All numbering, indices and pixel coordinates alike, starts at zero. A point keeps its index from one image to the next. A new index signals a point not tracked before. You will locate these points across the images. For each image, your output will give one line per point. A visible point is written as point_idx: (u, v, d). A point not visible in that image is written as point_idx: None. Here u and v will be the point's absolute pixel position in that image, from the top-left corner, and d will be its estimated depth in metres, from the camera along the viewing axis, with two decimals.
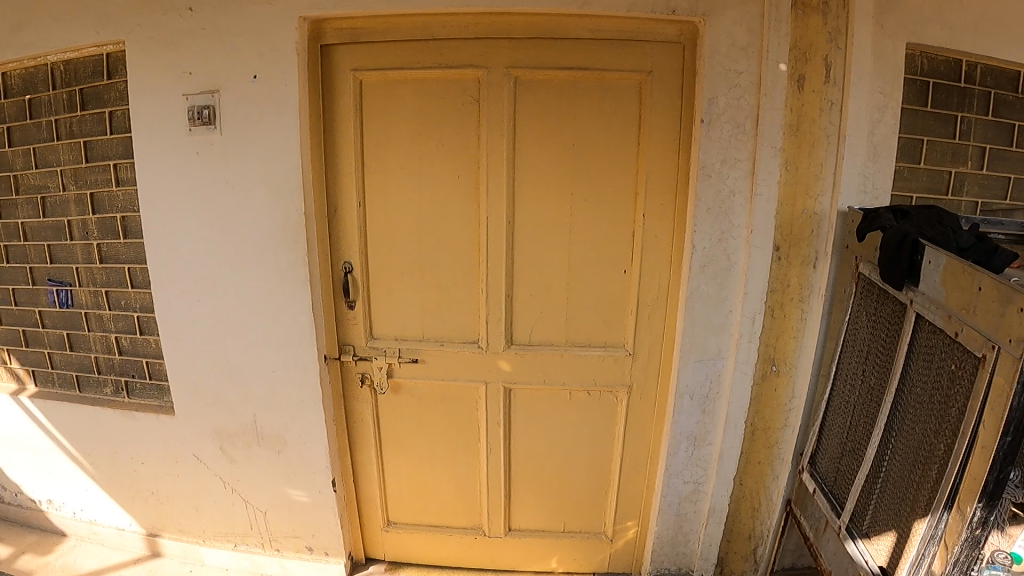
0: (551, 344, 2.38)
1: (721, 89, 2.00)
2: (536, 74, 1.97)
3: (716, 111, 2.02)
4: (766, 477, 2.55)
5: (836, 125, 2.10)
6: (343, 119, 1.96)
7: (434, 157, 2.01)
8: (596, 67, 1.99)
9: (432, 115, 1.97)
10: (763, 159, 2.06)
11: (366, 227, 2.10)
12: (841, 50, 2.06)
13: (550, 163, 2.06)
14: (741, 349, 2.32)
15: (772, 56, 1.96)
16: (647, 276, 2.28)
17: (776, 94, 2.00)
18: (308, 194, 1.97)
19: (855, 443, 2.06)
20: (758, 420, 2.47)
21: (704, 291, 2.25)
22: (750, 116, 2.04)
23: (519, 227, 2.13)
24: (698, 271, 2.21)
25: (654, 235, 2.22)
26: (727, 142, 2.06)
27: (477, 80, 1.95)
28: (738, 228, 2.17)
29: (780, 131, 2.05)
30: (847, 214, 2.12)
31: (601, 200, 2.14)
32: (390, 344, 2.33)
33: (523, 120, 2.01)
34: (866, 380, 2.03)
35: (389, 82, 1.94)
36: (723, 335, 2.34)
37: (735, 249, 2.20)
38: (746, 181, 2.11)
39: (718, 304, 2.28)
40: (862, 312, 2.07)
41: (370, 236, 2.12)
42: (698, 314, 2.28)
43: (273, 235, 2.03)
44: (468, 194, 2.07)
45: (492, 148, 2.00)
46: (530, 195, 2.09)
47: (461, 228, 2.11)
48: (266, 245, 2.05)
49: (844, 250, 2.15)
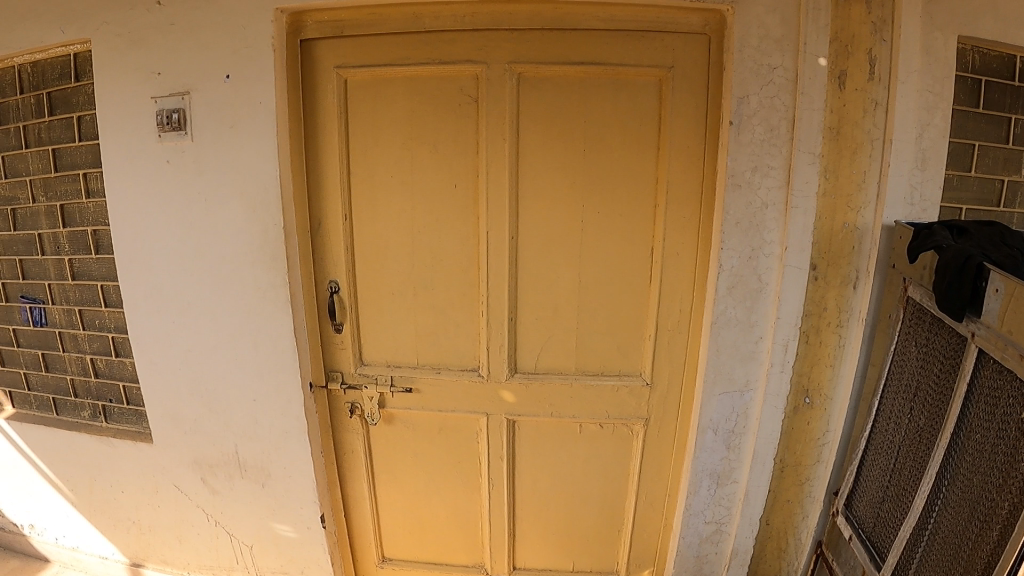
0: (560, 372, 2.14)
1: (752, 87, 1.76)
2: (543, 71, 1.74)
3: (747, 112, 1.77)
4: (794, 516, 2.28)
5: (882, 127, 1.82)
6: (328, 124, 1.75)
7: (429, 165, 1.79)
8: (609, 62, 1.76)
9: (426, 118, 1.75)
10: (800, 167, 1.81)
11: (353, 243, 1.89)
12: (886, 43, 1.78)
13: (559, 172, 1.83)
14: (772, 380, 2.06)
15: (810, 49, 1.72)
16: (666, 297, 2.05)
17: (815, 93, 1.76)
18: (289, 208, 1.76)
19: (898, 491, 1.78)
20: (788, 456, 2.20)
21: (732, 315, 2.00)
22: (786, 118, 1.79)
23: (524, 245, 1.90)
24: (725, 294, 1.97)
25: (676, 252, 1.98)
26: (759, 147, 1.81)
27: (475, 78, 1.73)
28: (772, 245, 1.92)
29: (821, 134, 1.81)
30: (894, 229, 1.84)
31: (616, 213, 1.90)
32: (381, 371, 2.11)
33: (527, 123, 1.78)
34: (913, 420, 1.74)
35: (377, 81, 1.72)
36: (753, 364, 2.07)
37: (767, 269, 1.95)
38: (781, 192, 1.85)
39: (747, 330, 2.03)
40: (910, 342, 1.79)
41: (358, 253, 1.90)
42: (725, 340, 2.04)
43: (251, 254, 1.83)
44: (468, 208, 1.84)
45: (493, 155, 1.78)
46: (536, 208, 1.86)
47: (460, 245, 1.88)
48: (244, 264, 1.85)
49: (890, 270, 1.87)
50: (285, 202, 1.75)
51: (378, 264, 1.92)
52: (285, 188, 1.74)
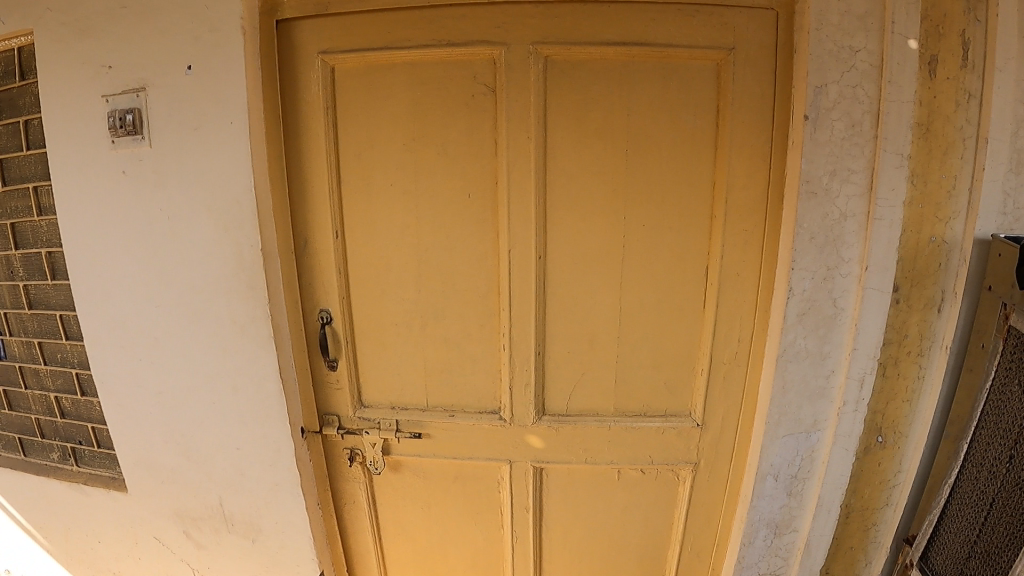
0: (596, 414, 1.81)
1: (833, 74, 1.41)
2: (576, 54, 1.37)
3: (826, 104, 1.42)
4: (856, 566, 1.86)
5: (977, 124, 1.40)
6: (313, 124, 1.41)
7: (439, 171, 1.43)
8: (658, 42, 1.40)
9: (432, 113, 1.40)
10: (887, 171, 1.43)
11: (348, 266, 1.55)
12: (982, 25, 1.36)
13: (593, 177, 1.46)
14: (844, 420, 1.68)
15: (900, 29, 1.37)
16: (723, 324, 1.72)
17: (906, 82, 1.39)
18: (268, 226, 1.44)
19: (992, 552, 1.36)
20: (854, 501, 1.78)
21: (802, 347, 1.64)
22: (870, 112, 1.42)
23: (554, 266, 1.54)
24: (795, 323, 1.61)
25: (735, 272, 1.65)
26: (840, 146, 1.45)
27: (492, 61, 1.37)
28: (850, 263, 1.54)
29: (912, 131, 1.42)
30: (990, 244, 1.40)
31: (665, 228, 1.56)
32: (385, 414, 1.78)
33: (558, 119, 1.42)
34: (1012, 471, 1.30)
35: (371, 70, 1.39)
36: (823, 402, 1.70)
37: (843, 292, 1.57)
38: (864, 201, 1.48)
39: (818, 362, 1.65)
40: (1013, 378, 1.33)
41: (353, 278, 1.56)
42: (793, 377, 1.67)
43: (225, 281, 1.52)
44: (486, 224, 1.48)
45: (516, 159, 1.41)
46: (568, 221, 1.50)
47: (476, 268, 1.52)
48: (217, 293, 1.54)
49: (984, 291, 1.42)
50: (263, 219, 1.43)
51: (379, 290, 1.57)
52: (265, 203, 1.42)
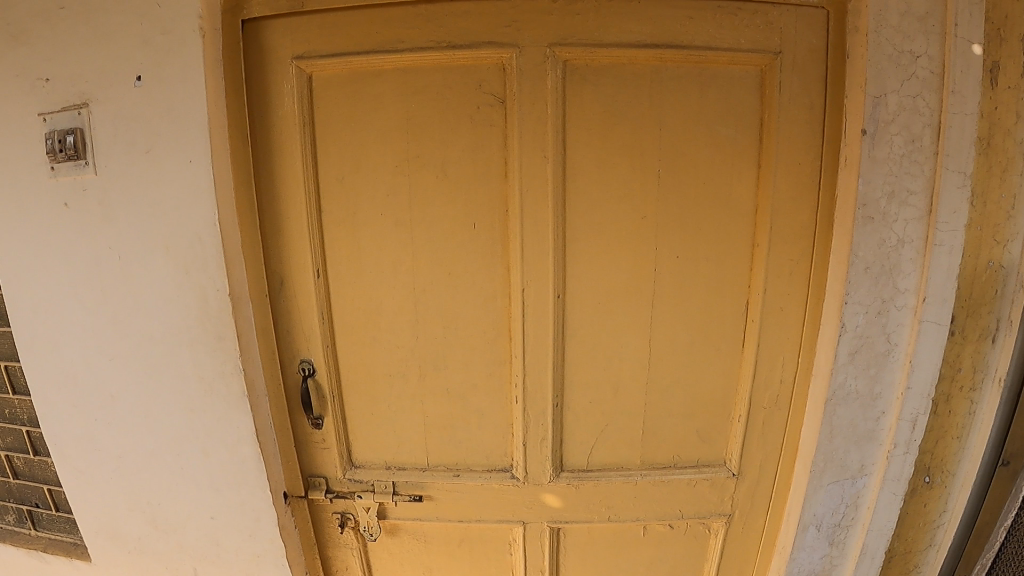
0: (621, 468, 1.56)
1: (892, 82, 1.20)
2: (598, 61, 1.17)
3: (885, 117, 1.21)
4: None
5: None
6: (287, 143, 1.17)
7: (438, 198, 1.19)
8: (695, 44, 1.19)
9: (426, 129, 1.16)
10: (948, 191, 1.23)
11: (331, 309, 1.31)
12: None
13: (618, 202, 1.24)
14: (894, 464, 1.46)
15: (963, 32, 1.17)
16: (764, 365, 1.48)
17: (971, 91, 1.19)
18: (237, 266, 1.20)
19: None
20: (896, 546, 1.57)
21: (852, 389, 1.40)
22: (931, 124, 1.22)
23: (575, 305, 1.30)
24: (845, 362, 1.38)
25: (778, 306, 1.41)
26: (898, 164, 1.24)
27: (501, 67, 1.14)
28: (906, 294, 1.32)
29: (974, 146, 1.22)
30: None
31: (701, 259, 1.33)
32: (380, 475, 1.53)
33: (579, 135, 1.19)
34: None
35: (356, 78, 1.14)
36: (871, 446, 1.47)
37: (897, 327, 1.35)
38: (922, 225, 1.27)
39: (868, 405, 1.42)
40: None
41: (338, 323, 1.32)
42: (839, 421, 1.44)
43: (188, 331, 1.28)
44: (494, 260, 1.23)
45: (532, 182, 1.18)
46: (591, 253, 1.26)
47: (483, 310, 1.28)
48: (180, 345, 1.31)
49: None
50: (229, 259, 1.19)
51: (369, 336, 1.32)
52: (233, 241, 1.18)
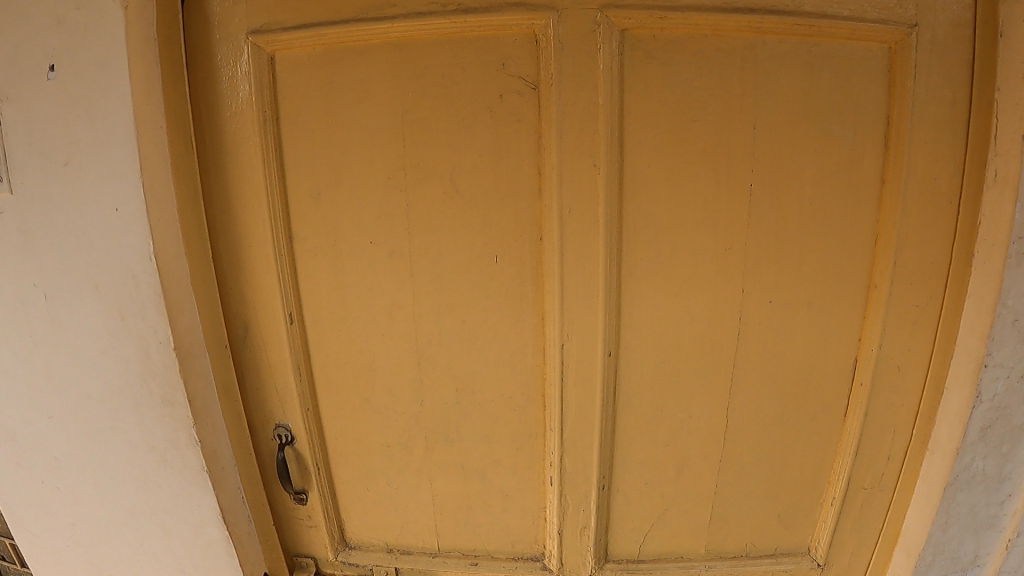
0: (680, 555, 1.15)
1: None
2: (665, 34, 0.85)
3: None
4: None
5: None
6: (243, 149, 0.88)
7: (447, 220, 0.87)
8: (802, 9, 0.85)
9: (429, 126, 0.84)
10: None
11: (310, 364, 0.98)
12: None
13: (692, 226, 0.91)
14: (1013, 555, 1.09)
15: None
16: (868, 439, 1.07)
17: None
18: (184, 309, 0.91)
19: None
20: None
21: (977, 470, 1.02)
22: None
23: (629, 360, 0.96)
24: (975, 439, 0.99)
25: (894, 364, 1.02)
26: None
27: (533, 40, 0.82)
28: None
29: None
30: None
31: (802, 301, 0.98)
32: (381, 560, 1.14)
33: (640, 134, 0.86)
34: None
35: (335, 58, 0.84)
36: (989, 534, 1.08)
37: None
38: None
39: (994, 488, 1.04)
40: None
41: (321, 382, 0.99)
42: (960, 510, 1.05)
43: (129, 394, 0.96)
44: (524, 304, 0.90)
45: (577, 200, 0.84)
46: (657, 294, 0.93)
47: (508, 370, 0.94)
48: (119, 412, 0.98)
49: None
50: (172, 302, 0.89)
51: (360, 398, 0.98)
52: (180, 277, 0.90)
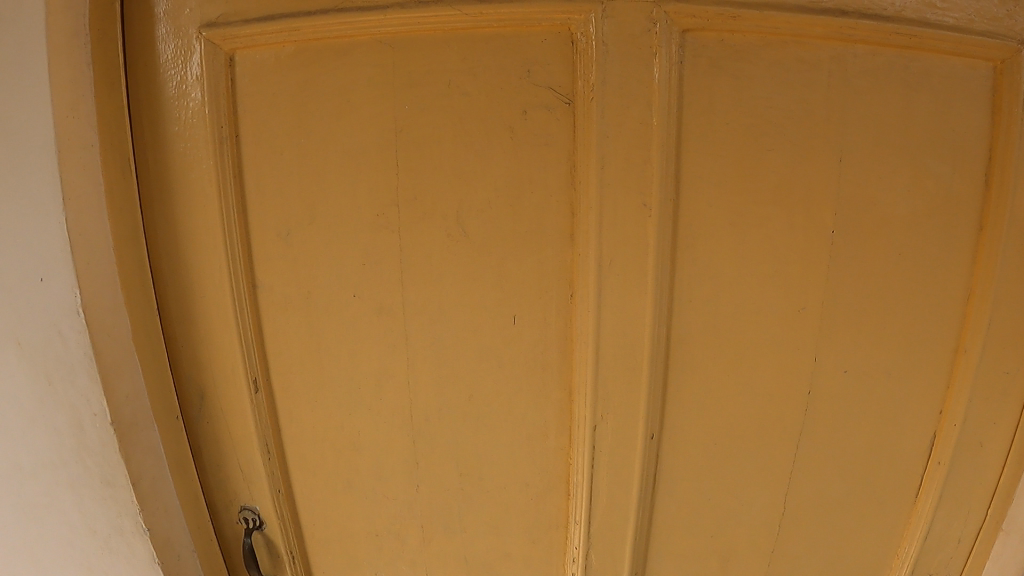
0: None
1: None
2: (736, 38, 0.67)
3: None
4: None
5: None
6: (193, 174, 0.69)
7: (451, 270, 0.67)
8: (903, 15, 0.67)
9: (429, 149, 0.65)
10: None
11: (280, 435, 0.77)
12: None
13: (758, 279, 0.72)
14: None
15: None
16: (951, 537, 0.87)
17: None
18: (123, 375, 0.71)
19: None
20: None
21: None
22: None
23: (674, 443, 0.77)
24: None
25: (984, 447, 0.82)
26: None
27: (569, 41, 0.62)
28: None
29: None
30: None
31: (883, 370, 0.79)
32: None
33: (699, 166, 0.68)
34: None
35: (312, 60, 0.66)
36: None
37: None
38: None
39: None
40: None
41: (296, 460, 0.77)
42: None
43: (62, 467, 0.74)
44: (547, 376, 0.70)
45: (620, 248, 0.65)
46: (714, 363, 0.74)
47: (524, 454, 0.75)
48: (53, 490, 0.75)
49: None
50: (105, 367, 0.70)
51: (342, 479, 0.77)
52: (120, 335, 0.71)
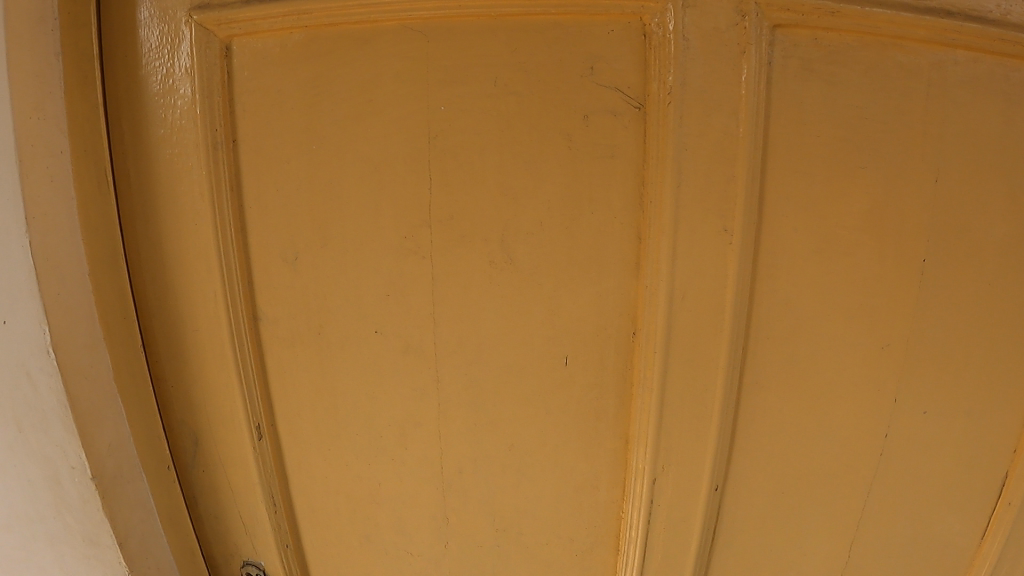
0: None
1: None
2: (831, 37, 0.57)
3: None
4: None
5: None
6: (182, 186, 0.58)
7: (493, 304, 0.57)
8: (1007, 18, 0.56)
9: (468, 161, 0.54)
10: None
11: (288, 487, 0.66)
12: None
13: (843, 313, 0.62)
14: None
15: None
16: None
17: None
18: (104, 423, 0.60)
19: None
20: None
21: None
22: None
23: (738, 496, 0.67)
24: None
25: None
26: None
27: (640, 34, 0.52)
28: None
29: None
30: None
31: (980, 419, 0.67)
32: None
33: (786, 184, 0.58)
34: None
35: (325, 53, 0.55)
36: None
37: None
38: None
39: None
40: None
41: (306, 515, 0.67)
42: None
43: (37, 525, 0.63)
44: (602, 424, 0.61)
45: (694, 281, 0.55)
46: (787, 407, 0.65)
47: (569, 511, 0.64)
48: (26, 552, 0.64)
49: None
50: (82, 415, 0.59)
51: (358, 536, 0.67)
52: (100, 376, 0.60)
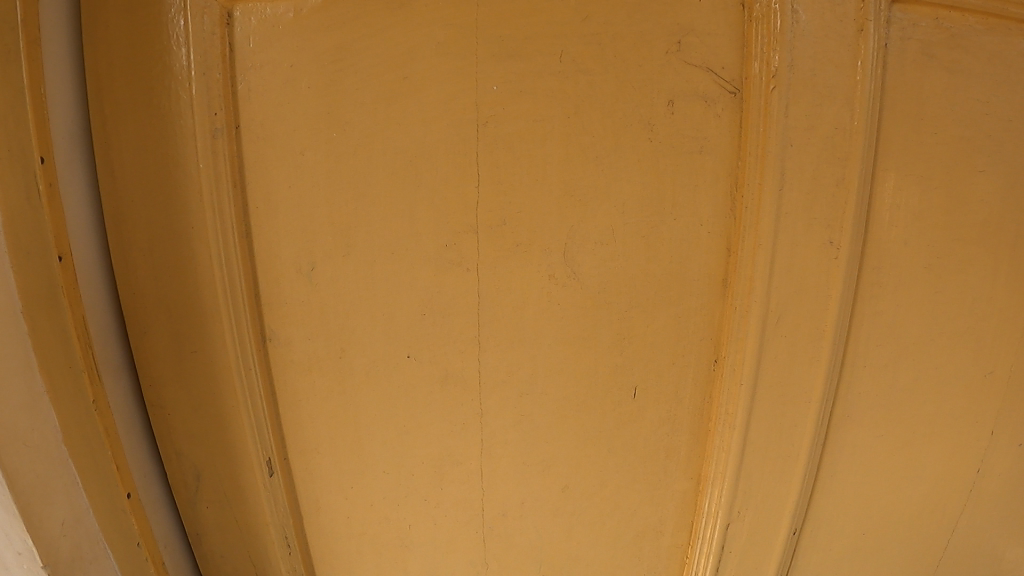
0: None
1: None
2: (953, 18, 0.47)
3: None
4: None
5: None
6: (176, 181, 0.48)
7: (551, 326, 0.48)
8: None
9: (526, 154, 0.45)
10: None
11: (301, 532, 0.57)
12: None
13: (948, 338, 0.53)
14: None
15: None
16: None
17: None
18: (55, 499, 0.48)
19: None
20: None
21: None
22: None
23: (816, 539, 0.59)
24: None
25: None
26: None
27: (738, 3, 0.42)
28: None
29: None
30: None
31: None
32: None
33: (894, 188, 0.49)
34: None
35: (352, 23, 0.45)
36: None
37: None
38: None
39: None
40: None
41: (323, 562, 0.57)
42: None
43: None
44: (671, 464, 0.52)
45: (792, 301, 0.47)
46: (880, 442, 0.56)
47: (627, 562, 0.55)
48: None
49: None
50: (25, 495, 0.46)
51: None
52: (45, 441, 0.47)
